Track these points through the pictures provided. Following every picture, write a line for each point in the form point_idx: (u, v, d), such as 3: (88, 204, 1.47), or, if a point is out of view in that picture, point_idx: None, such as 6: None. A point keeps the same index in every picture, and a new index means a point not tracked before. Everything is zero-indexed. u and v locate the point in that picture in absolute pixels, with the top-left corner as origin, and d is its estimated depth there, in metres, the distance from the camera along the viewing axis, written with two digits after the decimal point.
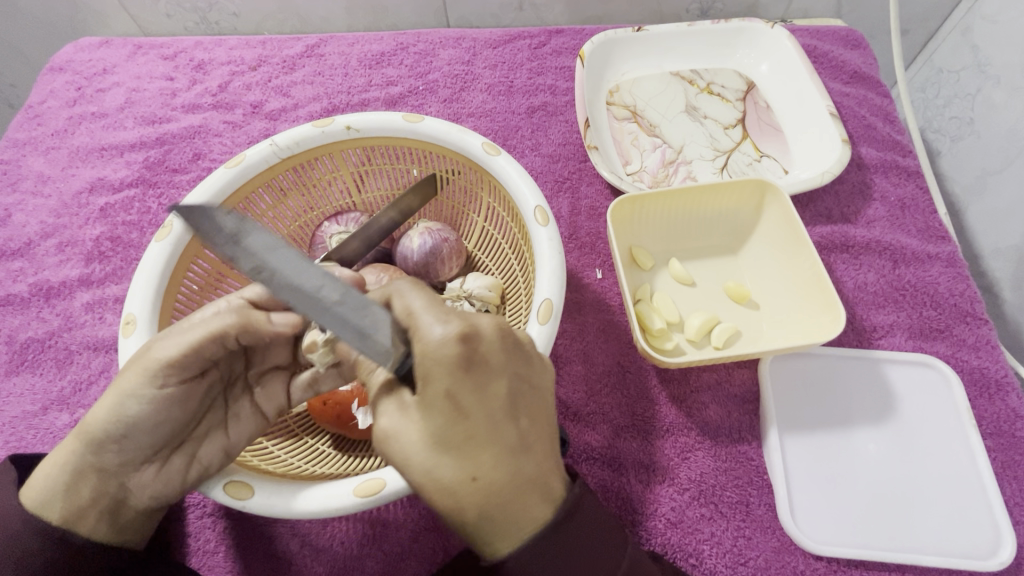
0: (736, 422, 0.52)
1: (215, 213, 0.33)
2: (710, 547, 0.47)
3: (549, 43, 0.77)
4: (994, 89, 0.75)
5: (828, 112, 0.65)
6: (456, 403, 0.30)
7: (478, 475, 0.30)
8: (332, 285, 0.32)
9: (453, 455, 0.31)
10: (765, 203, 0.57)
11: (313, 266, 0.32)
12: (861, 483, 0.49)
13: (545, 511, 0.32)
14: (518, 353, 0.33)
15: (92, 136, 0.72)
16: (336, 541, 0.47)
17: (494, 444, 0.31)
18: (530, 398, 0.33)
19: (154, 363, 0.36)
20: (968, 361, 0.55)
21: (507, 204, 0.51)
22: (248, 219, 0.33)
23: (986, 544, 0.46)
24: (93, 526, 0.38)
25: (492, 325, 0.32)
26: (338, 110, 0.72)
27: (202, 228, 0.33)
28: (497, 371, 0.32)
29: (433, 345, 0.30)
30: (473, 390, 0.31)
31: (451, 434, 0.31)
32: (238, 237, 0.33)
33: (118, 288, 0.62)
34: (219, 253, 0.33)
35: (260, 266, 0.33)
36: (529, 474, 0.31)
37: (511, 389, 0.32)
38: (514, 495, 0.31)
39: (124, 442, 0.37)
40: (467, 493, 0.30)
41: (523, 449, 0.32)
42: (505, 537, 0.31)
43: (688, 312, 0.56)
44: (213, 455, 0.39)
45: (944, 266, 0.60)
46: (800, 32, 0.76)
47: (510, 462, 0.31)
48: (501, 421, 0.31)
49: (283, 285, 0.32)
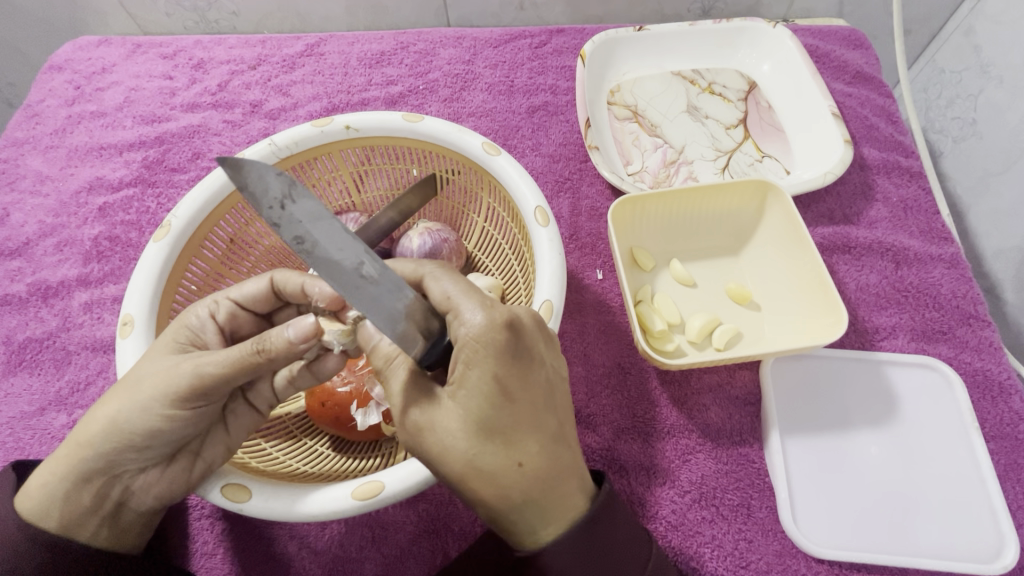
0: (737, 424, 0.52)
1: (267, 172, 0.29)
2: (711, 550, 0.47)
3: (550, 43, 0.76)
4: (997, 89, 0.75)
5: (830, 113, 0.65)
6: (502, 389, 0.31)
7: (523, 462, 0.31)
8: (372, 263, 0.31)
9: (500, 443, 0.31)
10: (767, 204, 0.57)
11: (356, 243, 0.31)
12: (863, 486, 0.49)
13: (582, 500, 0.34)
14: (551, 341, 0.34)
15: (91, 135, 0.72)
16: (335, 544, 0.47)
17: (538, 431, 0.32)
18: (564, 386, 0.35)
19: (177, 385, 0.34)
20: (971, 363, 0.55)
21: (507, 204, 0.51)
22: (297, 183, 0.30)
23: (990, 548, 0.46)
24: (95, 531, 0.38)
25: (530, 313, 0.33)
26: (338, 109, 0.72)
27: (246, 184, 0.29)
28: (538, 358, 0.32)
29: (482, 330, 0.31)
30: (520, 376, 0.31)
31: (495, 420, 0.31)
32: (286, 203, 0.30)
33: (117, 288, 0.61)
34: (262, 218, 0.29)
35: (302, 237, 0.30)
36: (569, 461, 0.33)
37: (551, 377, 0.33)
38: (556, 481, 0.32)
39: (129, 452, 0.37)
40: (515, 480, 0.31)
41: (562, 437, 0.33)
42: (548, 525, 0.33)
43: (689, 313, 0.56)
44: (217, 456, 0.38)
45: (946, 267, 0.60)
46: (802, 32, 0.76)
47: (553, 450, 0.32)
48: (545, 408, 0.32)
49: (324, 260, 0.30)
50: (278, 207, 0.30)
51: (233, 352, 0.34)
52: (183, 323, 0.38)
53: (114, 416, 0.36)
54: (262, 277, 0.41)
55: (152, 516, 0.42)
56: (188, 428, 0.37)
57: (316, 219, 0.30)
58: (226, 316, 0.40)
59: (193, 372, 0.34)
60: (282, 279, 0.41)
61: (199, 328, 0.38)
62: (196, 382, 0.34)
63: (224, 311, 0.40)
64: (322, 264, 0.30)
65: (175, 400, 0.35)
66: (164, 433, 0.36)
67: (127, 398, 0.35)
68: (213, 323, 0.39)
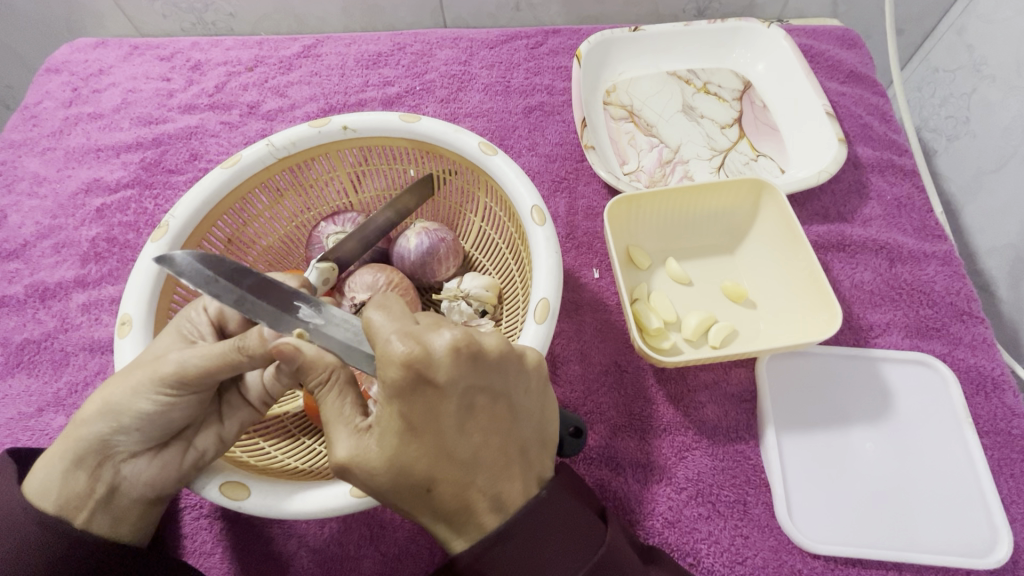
0: (733, 422, 0.52)
1: (192, 260, 0.36)
2: (707, 546, 0.47)
3: (546, 44, 0.77)
4: (989, 88, 0.76)
5: (824, 112, 0.65)
6: (407, 423, 0.30)
7: (430, 488, 0.31)
8: (309, 308, 0.36)
9: (410, 471, 0.30)
10: (762, 202, 0.57)
11: (293, 293, 0.37)
12: (858, 482, 0.49)
13: (491, 522, 0.31)
14: (477, 365, 0.29)
15: (88, 137, 0.72)
16: (333, 542, 0.47)
17: (448, 459, 0.30)
18: (488, 411, 0.31)
19: (160, 369, 0.35)
20: (965, 360, 0.55)
21: (504, 203, 0.51)
22: (221, 257, 0.36)
23: (984, 543, 0.47)
24: (89, 518, 0.38)
25: (447, 346, 0.28)
26: (335, 110, 0.72)
27: (179, 269, 0.35)
28: (450, 392, 0.29)
29: (384, 367, 0.28)
30: (423, 409, 0.29)
31: (405, 453, 0.30)
32: (214, 276, 0.35)
33: (114, 289, 0.61)
34: (201, 292, 0.35)
35: (240, 297, 0.35)
36: (481, 486, 0.31)
37: (464, 405, 0.30)
38: (462, 506, 0.31)
39: (123, 432, 0.37)
40: (426, 503, 0.31)
41: (473, 463, 0.31)
42: (457, 535, 0.32)
43: (685, 311, 0.56)
44: (209, 443, 0.39)
45: (940, 264, 0.60)
46: (796, 32, 0.76)
47: (462, 478, 0.31)
48: (456, 438, 0.30)
49: (264, 312, 0.35)
50: (212, 280, 0.35)
51: (219, 347, 0.35)
52: (181, 317, 0.39)
53: (108, 396, 0.36)
54: None
55: (149, 509, 0.41)
56: (178, 414, 0.38)
57: (257, 282, 0.36)
58: (217, 310, 0.41)
59: (178, 361, 0.35)
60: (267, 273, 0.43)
61: (194, 321, 0.40)
62: (182, 368, 0.35)
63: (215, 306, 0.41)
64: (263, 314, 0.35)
65: (165, 386, 0.35)
66: (158, 416, 0.37)
67: (120, 380, 0.36)
68: (206, 317, 0.41)
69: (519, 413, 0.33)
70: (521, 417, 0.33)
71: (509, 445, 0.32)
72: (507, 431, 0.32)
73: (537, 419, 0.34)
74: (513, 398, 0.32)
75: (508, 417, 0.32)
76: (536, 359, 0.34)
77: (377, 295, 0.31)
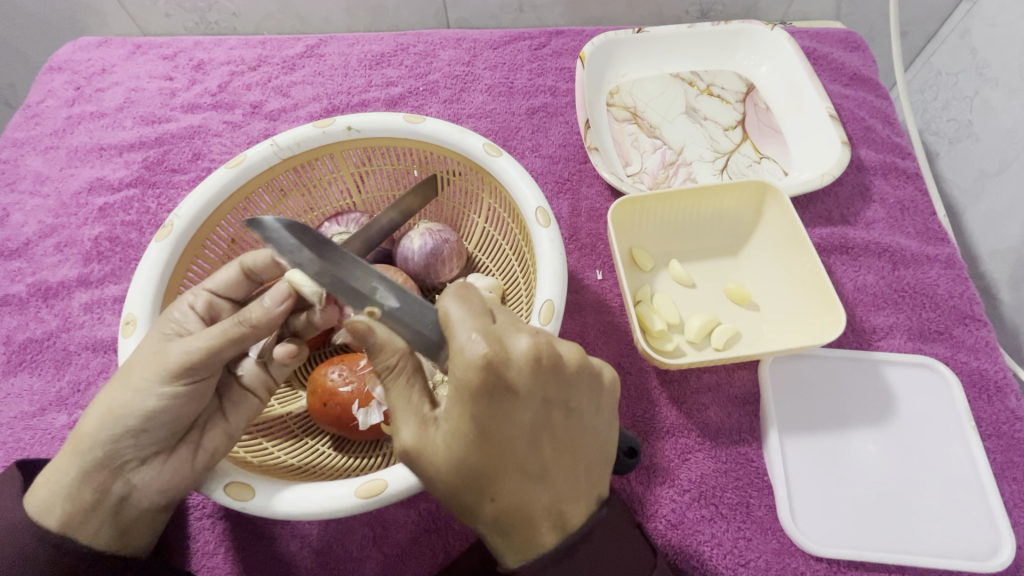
0: (736, 423, 0.52)
1: (284, 227, 0.37)
2: (710, 548, 0.47)
3: (550, 44, 0.77)
4: (992, 91, 0.76)
5: (828, 115, 0.65)
6: (477, 428, 0.30)
7: (495, 498, 0.31)
8: (385, 289, 0.36)
9: (478, 475, 0.30)
10: (765, 205, 0.58)
11: (371, 271, 0.36)
12: (860, 485, 0.49)
13: (554, 538, 0.32)
14: (555, 375, 0.30)
15: (91, 136, 0.72)
16: (337, 543, 0.47)
17: (516, 468, 0.30)
18: (561, 424, 0.32)
19: (166, 364, 0.36)
20: (967, 363, 0.55)
21: (507, 204, 0.51)
22: (310, 231, 0.38)
23: (986, 546, 0.47)
24: (96, 531, 0.38)
25: (527, 349, 0.29)
26: (338, 110, 0.72)
27: (270, 238, 0.37)
28: (525, 398, 0.29)
29: (466, 367, 0.29)
30: (496, 416, 0.29)
31: (472, 458, 0.30)
32: (301, 246, 0.37)
33: (117, 288, 0.61)
34: (286, 261, 0.37)
35: (319, 269, 0.36)
36: (545, 499, 0.31)
37: (537, 417, 0.30)
38: (527, 521, 0.31)
39: (130, 438, 0.37)
40: (489, 512, 0.31)
41: (544, 477, 0.31)
42: (517, 553, 0.32)
43: (689, 313, 0.56)
44: (218, 441, 0.39)
45: (943, 268, 0.60)
46: (800, 34, 0.76)
47: (530, 493, 0.31)
48: (525, 448, 0.30)
49: (338, 285, 0.36)
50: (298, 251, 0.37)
51: (217, 327, 0.36)
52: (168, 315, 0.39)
53: (111, 401, 0.36)
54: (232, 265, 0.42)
55: (157, 517, 0.41)
56: (186, 409, 0.38)
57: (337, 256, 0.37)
58: (205, 305, 0.40)
59: (182, 351, 0.36)
60: (252, 258, 0.42)
61: (181, 320, 0.39)
62: (189, 358, 0.36)
63: (202, 301, 0.40)
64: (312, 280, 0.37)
65: (173, 378, 0.36)
66: (165, 413, 0.37)
67: (124, 383, 0.36)
68: (194, 316, 0.40)
69: (584, 429, 0.33)
70: (589, 434, 0.33)
71: (577, 462, 0.32)
72: (577, 447, 0.32)
73: (601, 438, 0.34)
74: (583, 413, 0.33)
75: (579, 432, 0.32)
76: (610, 377, 0.34)
77: (457, 288, 0.32)
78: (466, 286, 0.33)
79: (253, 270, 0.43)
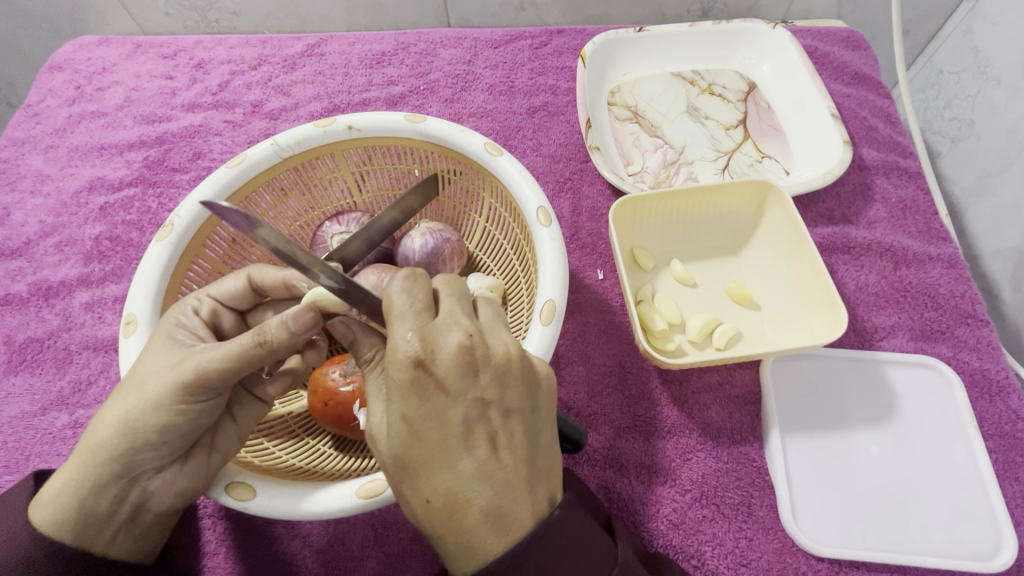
0: (737, 423, 0.52)
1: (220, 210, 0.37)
2: (712, 548, 0.47)
3: (550, 43, 0.77)
4: (994, 90, 0.76)
5: (829, 114, 0.65)
6: (409, 424, 0.30)
7: (431, 497, 0.30)
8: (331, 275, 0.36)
9: (414, 472, 0.31)
10: (766, 204, 0.57)
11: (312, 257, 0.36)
12: (860, 484, 0.49)
13: (495, 546, 0.29)
14: (487, 372, 0.30)
15: (91, 135, 0.72)
16: (337, 543, 0.47)
17: (447, 469, 0.30)
18: (499, 424, 0.30)
19: (180, 379, 0.35)
20: (969, 363, 0.55)
21: (509, 204, 0.51)
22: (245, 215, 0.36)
23: (988, 546, 0.46)
24: (110, 541, 0.39)
25: (456, 347, 0.30)
26: (339, 109, 0.72)
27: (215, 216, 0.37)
28: (455, 395, 0.30)
29: (393, 362, 0.30)
30: (425, 413, 0.30)
31: (409, 455, 0.31)
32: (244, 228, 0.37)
33: (118, 288, 0.61)
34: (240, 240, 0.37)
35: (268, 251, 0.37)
36: (483, 504, 0.29)
37: (469, 416, 0.30)
38: (460, 525, 0.30)
39: (149, 449, 0.37)
40: (427, 514, 0.31)
41: (480, 478, 0.30)
42: (461, 559, 0.30)
43: (689, 312, 0.56)
44: (230, 443, 0.39)
45: (944, 267, 0.60)
46: (801, 32, 0.76)
47: (465, 493, 0.30)
48: (458, 448, 0.30)
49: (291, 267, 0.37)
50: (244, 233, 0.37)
51: (233, 346, 0.35)
52: (173, 324, 0.39)
53: (126, 415, 0.36)
54: (239, 275, 0.42)
55: (170, 518, 0.42)
56: (202, 421, 0.37)
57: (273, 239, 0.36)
58: (209, 311, 0.41)
59: (196, 368, 0.35)
60: (262, 275, 0.42)
61: (190, 327, 0.39)
62: (204, 374, 0.35)
63: (206, 308, 0.41)
64: (283, 246, 0.36)
65: (187, 394, 0.35)
66: (181, 428, 0.37)
67: (136, 398, 0.36)
68: (198, 320, 0.40)
69: (531, 431, 0.31)
70: (535, 436, 0.32)
71: (519, 465, 0.30)
72: (522, 449, 0.31)
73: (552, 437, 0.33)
74: (528, 413, 0.31)
75: (522, 434, 0.31)
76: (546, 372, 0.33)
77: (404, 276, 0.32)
78: (412, 270, 0.33)
79: (261, 285, 0.42)
